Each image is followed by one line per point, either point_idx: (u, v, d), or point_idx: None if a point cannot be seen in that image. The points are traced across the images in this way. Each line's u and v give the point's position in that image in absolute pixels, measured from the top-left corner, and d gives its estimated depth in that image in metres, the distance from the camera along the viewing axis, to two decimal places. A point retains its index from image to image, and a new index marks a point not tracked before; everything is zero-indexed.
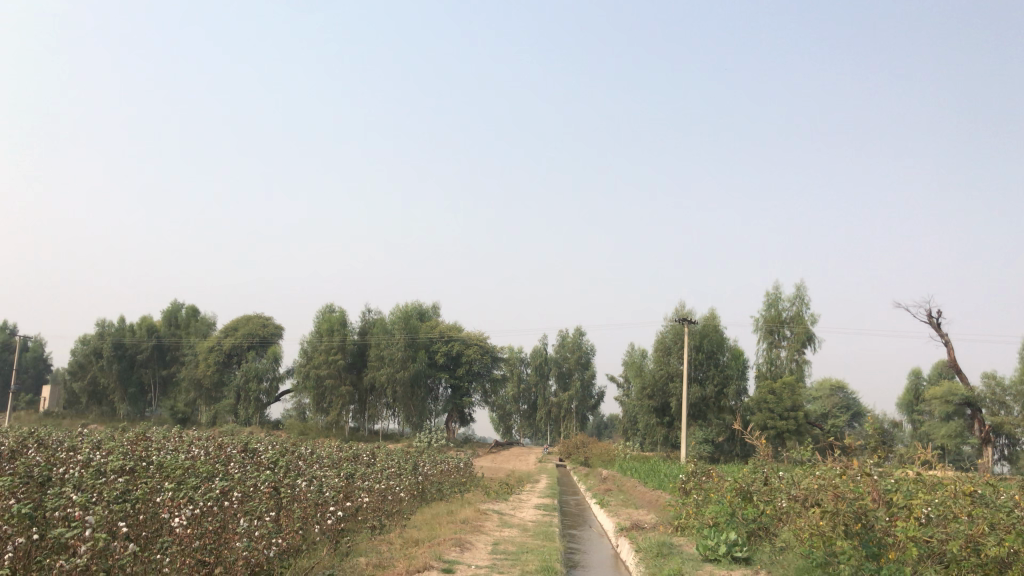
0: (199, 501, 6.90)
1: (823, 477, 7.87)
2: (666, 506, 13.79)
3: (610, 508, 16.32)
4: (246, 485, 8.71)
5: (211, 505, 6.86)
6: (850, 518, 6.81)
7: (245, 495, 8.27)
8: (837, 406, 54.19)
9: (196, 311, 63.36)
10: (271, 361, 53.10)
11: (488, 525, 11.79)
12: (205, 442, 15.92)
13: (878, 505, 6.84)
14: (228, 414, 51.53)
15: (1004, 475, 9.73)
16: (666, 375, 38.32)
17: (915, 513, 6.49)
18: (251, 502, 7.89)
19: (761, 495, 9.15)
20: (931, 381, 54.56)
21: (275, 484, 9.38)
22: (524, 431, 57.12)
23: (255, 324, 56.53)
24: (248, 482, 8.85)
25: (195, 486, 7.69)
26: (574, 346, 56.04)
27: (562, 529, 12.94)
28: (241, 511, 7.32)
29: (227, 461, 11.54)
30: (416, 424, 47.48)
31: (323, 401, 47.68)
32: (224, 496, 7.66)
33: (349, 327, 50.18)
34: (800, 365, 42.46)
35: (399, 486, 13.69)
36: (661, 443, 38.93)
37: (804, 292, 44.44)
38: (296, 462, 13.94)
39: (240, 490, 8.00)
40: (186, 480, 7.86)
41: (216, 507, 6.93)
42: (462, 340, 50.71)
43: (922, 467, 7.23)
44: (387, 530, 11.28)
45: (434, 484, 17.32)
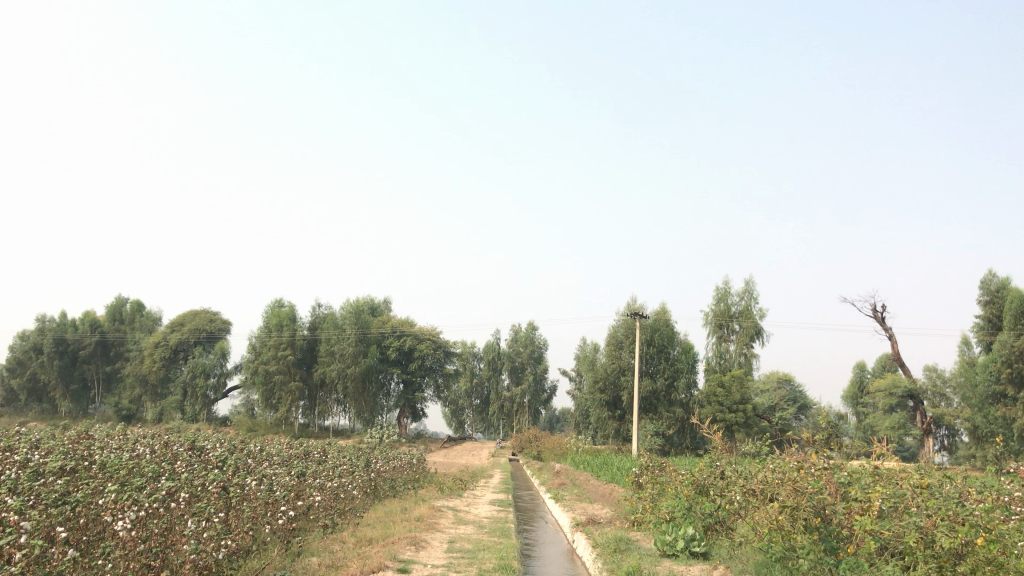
0: (145, 502, 6.65)
1: (780, 471, 7.92)
2: (620, 500, 13.79)
3: (564, 503, 16.32)
4: (194, 485, 8.45)
5: (158, 507, 6.62)
6: (810, 512, 6.86)
7: (193, 495, 8.03)
8: (784, 399, 55.09)
9: (141, 306, 61.94)
10: (218, 357, 52.14)
11: (443, 521, 11.66)
12: (147, 441, 15.49)
13: (836, 498, 6.86)
14: (174, 411, 50.46)
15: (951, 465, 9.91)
16: (617, 369, 38.54)
17: (872, 504, 6.52)
18: (200, 502, 7.65)
19: (717, 489, 9.17)
20: (874, 374, 55.80)
21: (224, 483, 9.13)
22: (477, 426, 57.02)
23: (202, 319, 55.42)
24: (196, 482, 8.60)
25: (140, 486, 7.44)
26: (526, 340, 56.10)
27: (517, 525, 12.84)
28: (188, 512, 7.08)
29: (173, 459, 11.20)
30: (367, 419, 47.04)
31: (271, 397, 46.80)
32: (171, 497, 7.41)
33: (299, 322, 49.51)
34: (749, 358, 43.05)
35: (352, 484, 13.46)
36: (612, 436, 39.13)
37: (753, 286, 45.08)
38: (246, 459, 13.63)
39: (187, 490, 7.73)
40: (131, 481, 7.58)
41: (162, 509, 6.68)
42: (414, 335, 50.37)
43: (877, 456, 7.27)
44: (340, 528, 11.07)
45: (387, 481, 17.11)
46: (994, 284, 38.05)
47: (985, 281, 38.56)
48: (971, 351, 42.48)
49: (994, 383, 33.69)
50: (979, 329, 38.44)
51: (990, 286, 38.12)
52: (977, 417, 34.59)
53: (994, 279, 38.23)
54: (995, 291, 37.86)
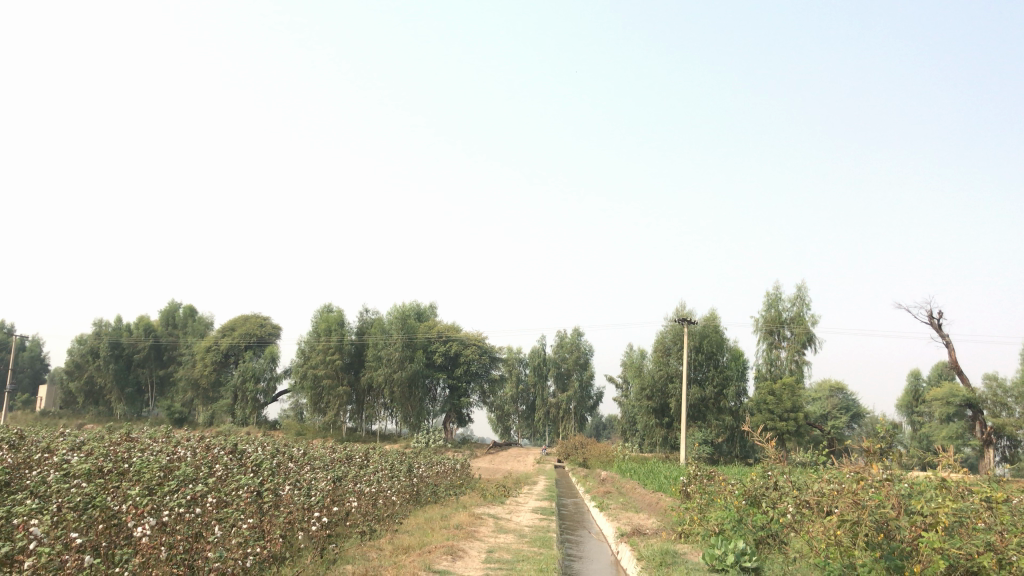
0: (170, 510, 6.51)
1: (839, 482, 7.47)
2: (668, 510, 13.32)
3: (610, 512, 15.92)
4: (225, 491, 8.29)
5: (180, 514, 6.46)
6: (871, 529, 6.42)
7: (223, 501, 7.88)
8: (837, 407, 53.73)
9: (193, 311, 62.85)
10: (268, 361, 52.60)
11: (483, 530, 11.36)
12: (192, 444, 15.43)
13: (899, 513, 6.38)
14: (225, 414, 51.01)
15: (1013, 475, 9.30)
16: (665, 376, 37.88)
17: (941, 516, 6.03)
18: (229, 508, 7.48)
19: (770, 501, 8.73)
20: (931, 382, 54.16)
21: (258, 488, 8.96)
22: (523, 432, 56.65)
23: (252, 324, 55.98)
24: (227, 488, 8.45)
25: (167, 491, 7.29)
26: (572, 346, 55.65)
27: (559, 534, 12.47)
28: (216, 518, 6.91)
29: (211, 463, 11.05)
30: (413, 424, 46.99)
31: (320, 402, 47.11)
32: (199, 502, 7.25)
33: (347, 327, 49.72)
34: (801, 366, 42.04)
35: (392, 489, 13.24)
36: (659, 444, 38.44)
37: (805, 292, 44.03)
38: (288, 464, 13.50)
39: (217, 496, 7.58)
40: (159, 487, 7.44)
41: (186, 517, 6.54)
42: (460, 340, 50.19)
43: (943, 470, 6.78)
44: (378, 536, 10.83)
45: (429, 486, 16.88)
46: None
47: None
48: None
49: None
50: None
51: None
52: None
53: None
54: None
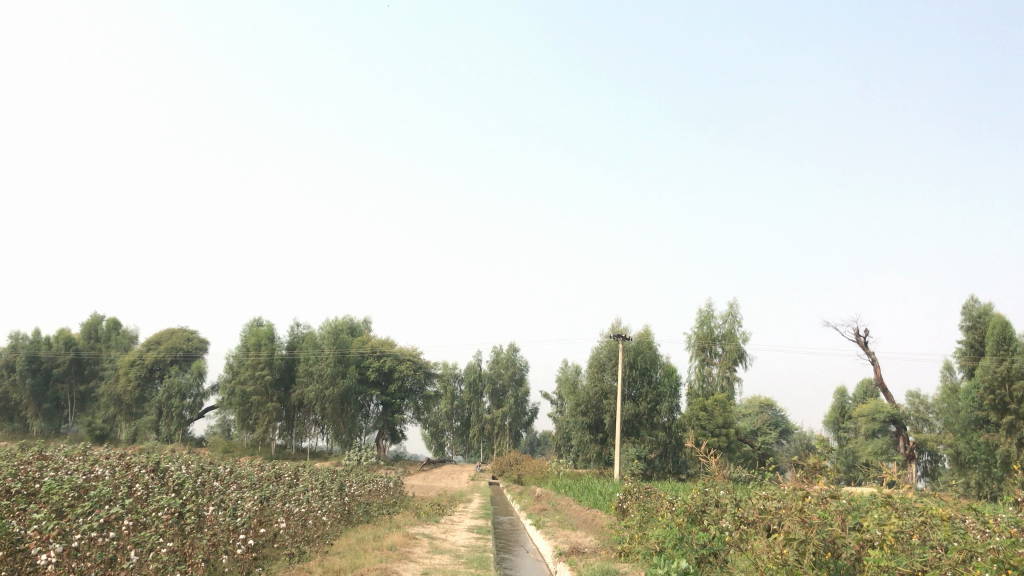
0: (78, 536, 6.05)
1: (783, 499, 7.39)
2: (605, 528, 13.17)
3: (546, 530, 15.69)
4: (143, 513, 7.82)
5: (90, 540, 6.02)
6: (817, 550, 6.29)
7: (140, 523, 7.41)
8: (767, 424, 54.60)
9: (117, 324, 60.79)
10: (195, 376, 51.10)
11: (417, 551, 11.01)
12: (111, 462, 14.67)
13: (846, 530, 6.32)
14: (149, 431, 49.28)
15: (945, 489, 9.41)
16: (600, 392, 37.95)
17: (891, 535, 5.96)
18: (147, 532, 7.03)
19: (711, 518, 8.64)
20: (856, 399, 55.49)
21: (179, 510, 8.48)
22: (457, 449, 56.11)
23: (179, 338, 54.36)
24: (146, 509, 7.97)
25: (79, 515, 6.82)
26: (507, 362, 55.50)
27: (496, 554, 12.16)
28: (130, 542, 6.47)
29: (131, 482, 10.48)
30: (345, 441, 46.11)
31: (248, 418, 45.83)
32: (114, 526, 6.80)
33: (278, 342, 48.66)
34: (732, 382, 42.61)
35: (322, 508, 12.79)
36: (594, 460, 38.35)
37: (736, 310, 44.74)
38: (213, 483, 12.93)
39: (133, 519, 7.12)
40: (69, 511, 6.95)
41: (98, 544, 6.11)
42: (394, 356, 49.52)
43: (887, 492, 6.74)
44: (307, 558, 10.38)
45: (361, 505, 16.42)
46: (976, 309, 37.98)
47: (967, 306, 38.44)
48: (953, 377, 42.25)
49: (976, 409, 33.59)
50: (961, 354, 38.19)
51: (972, 312, 38.02)
52: (959, 443, 34.42)
53: (976, 304, 38.18)
54: (978, 317, 37.70)
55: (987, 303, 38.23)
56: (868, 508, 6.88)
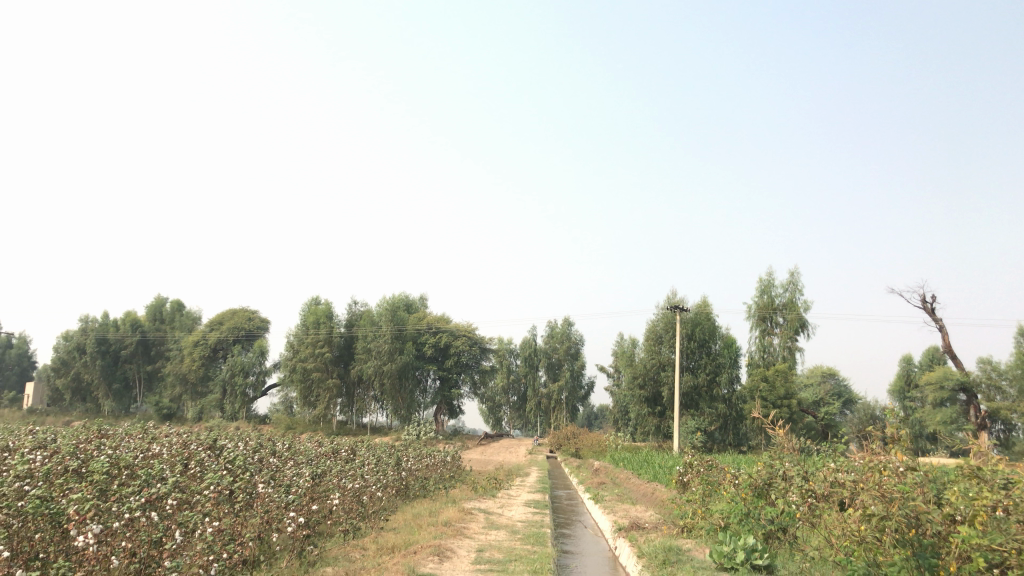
0: (118, 520, 5.94)
1: (857, 472, 6.93)
2: (666, 503, 12.80)
3: (605, 504, 15.37)
4: (189, 492, 7.72)
5: (130, 522, 5.89)
6: (898, 528, 5.83)
7: (186, 503, 7.31)
8: (830, 393, 53.31)
9: (180, 305, 61.98)
10: (257, 355, 51.84)
11: (473, 526, 10.80)
12: (169, 440, 14.71)
13: (931, 505, 5.83)
14: (214, 409, 50.21)
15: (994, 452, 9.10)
16: (658, 364, 37.41)
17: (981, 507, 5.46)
18: (192, 512, 6.90)
19: (779, 492, 8.22)
20: (923, 367, 53.89)
21: (228, 487, 8.37)
22: (515, 423, 56.12)
23: (239, 318, 55.21)
24: (195, 488, 7.88)
25: (122, 496, 6.74)
26: (563, 336, 55.17)
27: (554, 529, 11.90)
28: (173, 521, 6.33)
29: (185, 460, 10.44)
30: (404, 417, 46.42)
31: (309, 395, 46.38)
32: (158, 505, 6.68)
33: (336, 319, 49.03)
34: (794, 351, 41.62)
35: (377, 483, 12.67)
36: (653, 433, 37.88)
37: (798, 278, 43.63)
38: (269, 460, 12.88)
39: (179, 499, 7.02)
40: (115, 492, 6.87)
41: (141, 527, 5.98)
42: (450, 332, 49.55)
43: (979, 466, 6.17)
44: (362, 534, 10.25)
45: (418, 481, 16.27)
46: None
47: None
48: None
49: None
50: None
51: None
52: None
53: None
54: None
55: None
56: (957, 481, 6.35)
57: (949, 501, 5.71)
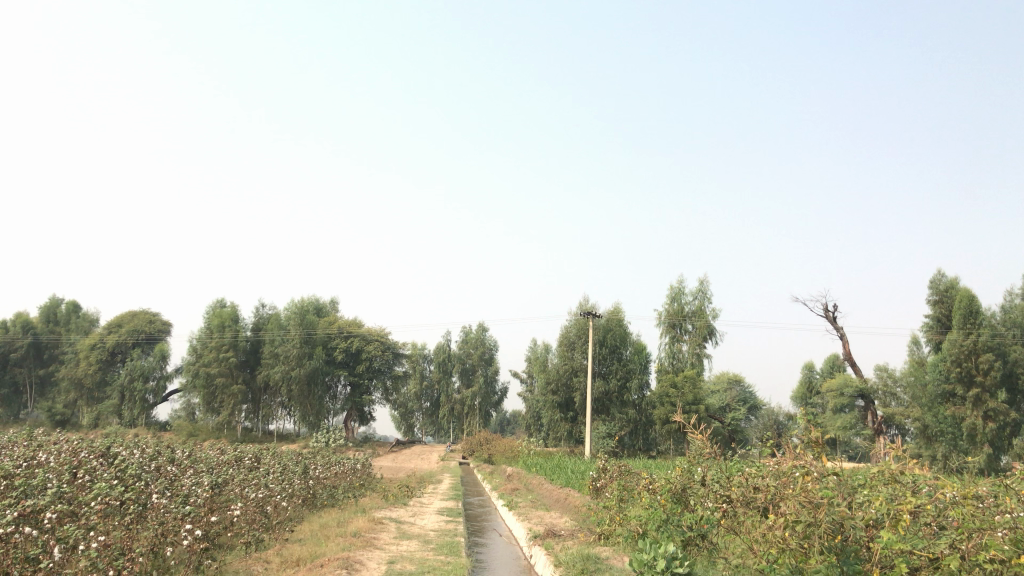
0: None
1: (779, 478, 6.88)
2: (582, 510, 12.67)
3: (519, 511, 15.15)
4: (72, 506, 7.11)
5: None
6: (827, 537, 5.67)
7: (63, 516, 6.70)
8: (736, 399, 54.62)
9: (77, 307, 59.24)
10: (158, 359, 49.88)
11: (383, 537, 10.37)
12: (61, 448, 13.80)
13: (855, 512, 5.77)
14: (112, 415, 48.02)
15: (890, 451, 9.26)
16: (570, 370, 37.51)
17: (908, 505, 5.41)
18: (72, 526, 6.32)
19: (698, 497, 8.11)
20: (824, 374, 55.73)
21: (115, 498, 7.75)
22: (427, 429, 55.57)
23: (140, 320, 53.04)
24: (76, 502, 7.25)
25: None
26: (477, 341, 54.91)
27: (467, 537, 11.61)
28: (45, 537, 5.75)
29: (73, 469, 9.70)
30: (313, 423, 45.30)
31: (213, 401, 44.80)
32: (31, 520, 6.07)
33: (243, 323, 47.56)
34: (701, 358, 42.41)
35: (282, 492, 12.10)
36: (564, 439, 37.94)
37: (707, 286, 44.50)
38: (167, 468, 12.18)
39: (56, 512, 6.43)
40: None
41: (9, 546, 5.44)
42: (362, 336, 48.72)
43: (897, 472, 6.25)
44: (266, 546, 9.71)
45: (326, 489, 15.73)
46: (943, 283, 38.00)
47: (934, 281, 38.46)
48: (920, 351, 42.42)
49: (943, 382, 33.63)
50: (928, 328, 38.20)
51: (939, 286, 38.04)
52: (926, 416, 34.48)
53: (943, 279, 38.21)
54: (945, 291, 37.74)
55: (954, 278, 38.24)
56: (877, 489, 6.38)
57: (873, 508, 5.67)
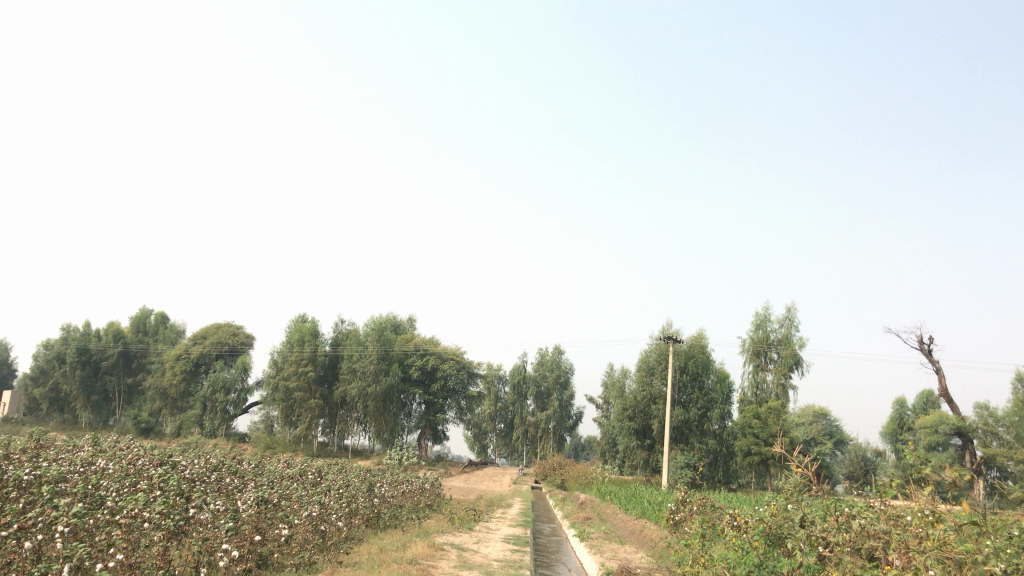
0: None
1: (903, 529, 5.91)
2: (657, 549, 11.68)
3: (591, 543, 14.20)
4: (90, 523, 6.48)
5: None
6: None
7: (75, 533, 6.06)
8: (822, 433, 52.38)
9: (165, 317, 60.65)
10: (240, 371, 50.53)
11: (442, 565, 9.60)
12: (127, 455, 13.44)
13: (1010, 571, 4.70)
14: (193, 425, 48.63)
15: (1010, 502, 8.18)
16: (648, 397, 36.26)
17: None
18: (82, 548, 5.68)
19: (797, 539, 7.13)
20: (916, 410, 52.92)
21: (148, 509, 7.11)
22: (500, 451, 54.83)
23: (224, 332, 53.91)
24: (96, 519, 6.58)
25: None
26: (553, 364, 54.11)
27: (534, 571, 10.77)
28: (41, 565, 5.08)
29: (123, 476, 9.16)
30: (387, 441, 45.04)
31: (291, 415, 45.09)
32: (27, 540, 5.39)
33: (321, 338, 47.70)
34: (785, 389, 40.54)
35: (340, 510, 11.45)
36: (640, 467, 36.64)
37: (794, 314, 42.63)
38: (227, 481, 11.71)
39: (70, 529, 5.80)
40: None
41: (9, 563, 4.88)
42: (438, 355, 48.36)
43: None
44: (316, 569, 9.06)
45: (390, 509, 15.05)
46: None
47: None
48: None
49: None
50: None
51: None
52: None
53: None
54: None
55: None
56: (1021, 546, 5.34)
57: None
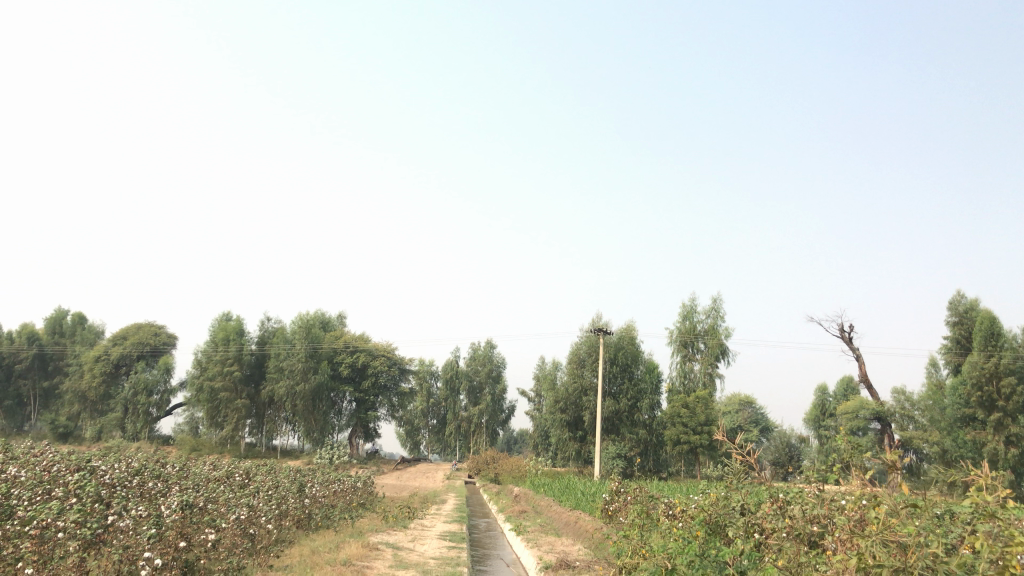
0: None
1: (844, 514, 5.85)
2: (592, 541, 11.65)
3: (527, 537, 14.08)
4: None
5: None
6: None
7: None
8: (748, 421, 53.52)
9: (83, 318, 58.58)
10: (162, 372, 49.03)
11: (377, 566, 9.34)
12: (38, 462, 12.74)
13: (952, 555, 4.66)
14: (114, 429, 47.02)
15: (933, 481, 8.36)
16: (579, 389, 36.45)
17: (1021, 551, 4.10)
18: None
19: (738, 528, 7.06)
20: (837, 397, 54.48)
21: (62, 521, 6.68)
22: (432, 447, 54.48)
23: (145, 332, 52.32)
24: (3, 534, 6.13)
25: None
26: (484, 358, 54.07)
27: (470, 567, 10.60)
28: None
29: (36, 485, 8.64)
30: (316, 440, 44.28)
31: (216, 415, 43.93)
32: None
33: (247, 337, 46.60)
34: (713, 379, 41.22)
35: (268, 512, 11.09)
36: (572, 458, 36.79)
37: (720, 304, 43.39)
38: (148, 485, 11.21)
39: None
40: None
41: None
42: (368, 351, 47.73)
43: (972, 473, 5.07)
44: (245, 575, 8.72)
45: (322, 509, 14.69)
46: (963, 305, 36.77)
47: (954, 301, 37.24)
48: (939, 373, 41.13)
49: (963, 406, 32.46)
50: (947, 351, 36.98)
51: (959, 307, 36.81)
52: (945, 440, 33.35)
53: (964, 300, 36.94)
54: (965, 312, 36.52)
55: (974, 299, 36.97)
56: (960, 525, 5.31)
57: (974, 549, 4.59)
